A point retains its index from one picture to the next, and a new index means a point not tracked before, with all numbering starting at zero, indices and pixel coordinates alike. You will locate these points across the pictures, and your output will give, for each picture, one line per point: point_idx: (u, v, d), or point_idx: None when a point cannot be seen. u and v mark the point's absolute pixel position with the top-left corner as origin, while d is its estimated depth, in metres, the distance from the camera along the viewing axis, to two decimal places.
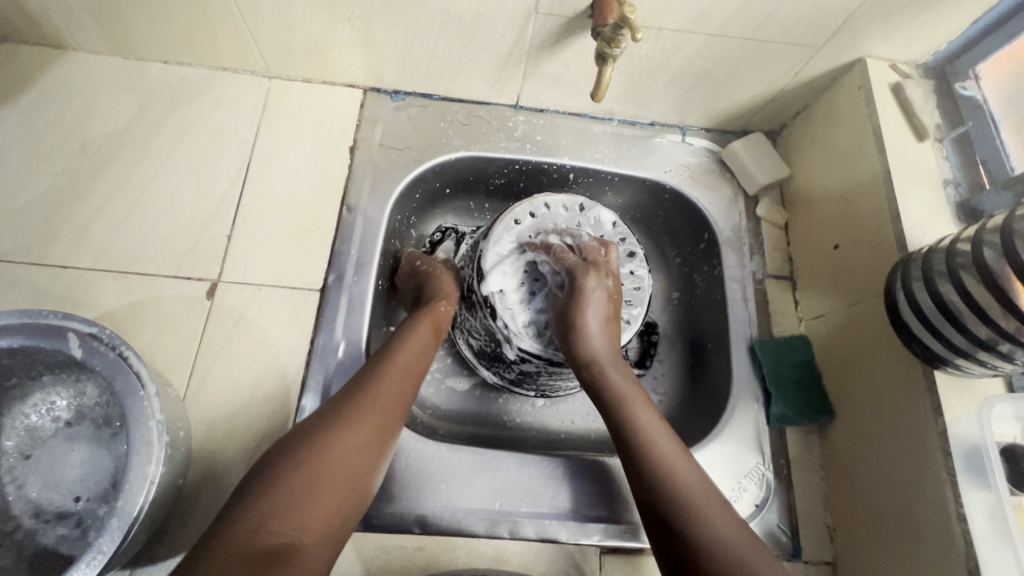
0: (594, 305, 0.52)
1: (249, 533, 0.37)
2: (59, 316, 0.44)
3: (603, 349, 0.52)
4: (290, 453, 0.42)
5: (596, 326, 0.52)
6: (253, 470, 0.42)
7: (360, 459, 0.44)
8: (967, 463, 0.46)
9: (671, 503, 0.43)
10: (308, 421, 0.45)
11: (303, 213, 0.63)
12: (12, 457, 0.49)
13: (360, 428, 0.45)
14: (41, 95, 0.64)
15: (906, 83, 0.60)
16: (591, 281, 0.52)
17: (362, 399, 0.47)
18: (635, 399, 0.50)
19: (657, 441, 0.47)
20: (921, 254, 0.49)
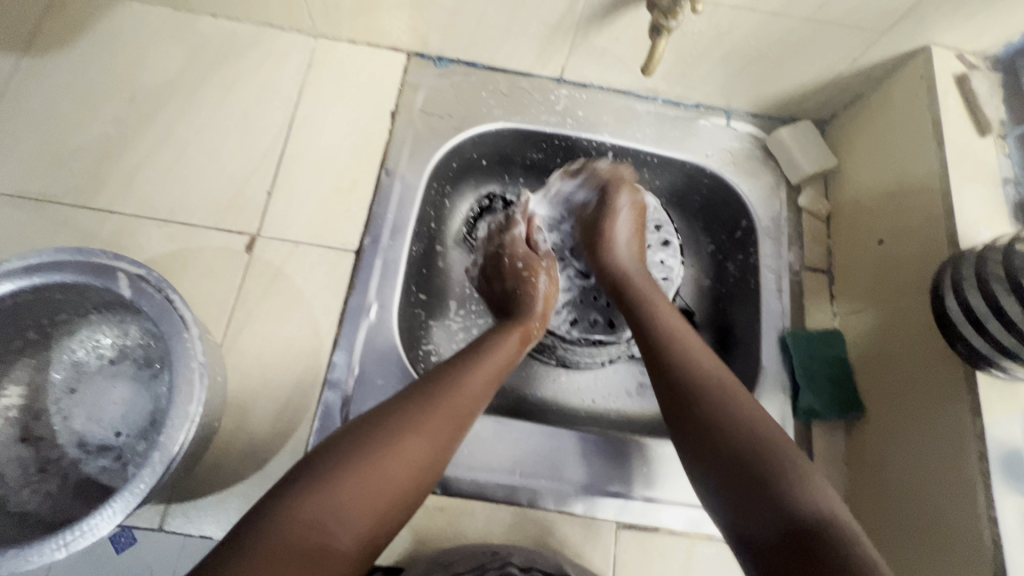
0: (624, 216, 0.63)
1: (304, 529, 0.38)
2: (109, 256, 0.45)
3: (626, 260, 0.60)
4: (358, 448, 0.42)
5: (624, 237, 0.62)
6: (312, 458, 0.42)
7: (423, 472, 0.44)
8: (1005, 467, 0.45)
9: (696, 394, 0.46)
10: (381, 421, 0.45)
11: (342, 174, 0.64)
12: (59, 389, 0.51)
13: (435, 438, 0.45)
14: (93, 42, 0.65)
15: (973, 75, 0.57)
16: (623, 197, 0.63)
17: (427, 406, 0.46)
18: (658, 299, 0.56)
19: (685, 347, 0.50)
20: (974, 252, 0.48)
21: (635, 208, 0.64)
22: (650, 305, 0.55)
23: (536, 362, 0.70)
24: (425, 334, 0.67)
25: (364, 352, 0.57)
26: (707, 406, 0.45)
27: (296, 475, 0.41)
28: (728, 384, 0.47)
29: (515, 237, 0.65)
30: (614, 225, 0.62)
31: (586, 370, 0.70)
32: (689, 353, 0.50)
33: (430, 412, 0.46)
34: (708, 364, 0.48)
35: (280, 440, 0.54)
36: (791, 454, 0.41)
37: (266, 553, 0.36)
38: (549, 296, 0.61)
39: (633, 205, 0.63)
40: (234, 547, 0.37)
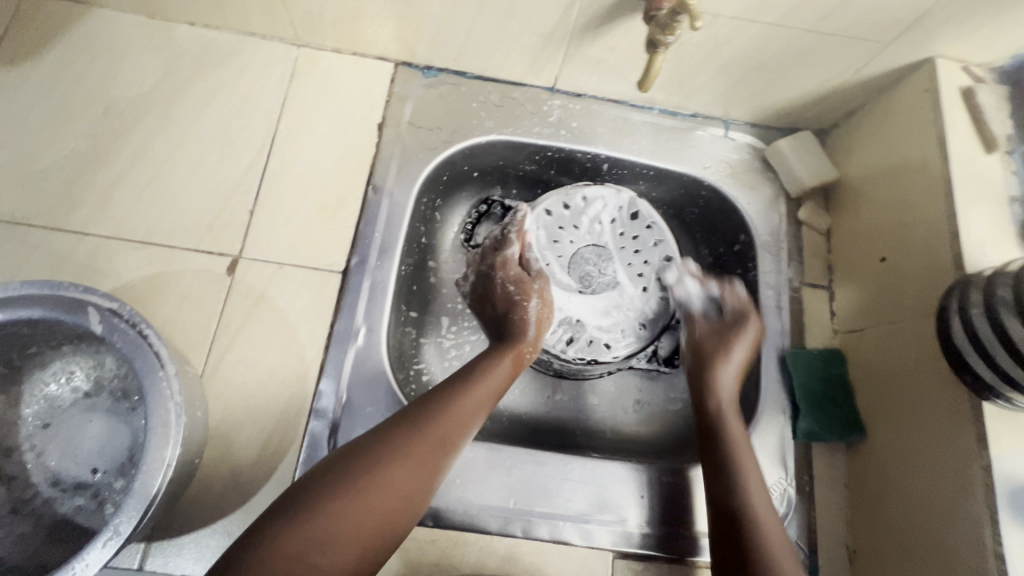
0: (734, 364, 0.58)
1: (289, 562, 0.37)
2: (79, 289, 0.43)
3: (727, 401, 0.56)
4: (343, 478, 0.41)
5: (728, 381, 0.57)
6: (296, 487, 0.41)
7: (410, 501, 0.43)
8: (1012, 500, 0.43)
9: (759, 568, 0.44)
10: (369, 449, 0.43)
11: (327, 191, 0.61)
12: (32, 425, 0.49)
13: (423, 466, 0.44)
14: (65, 53, 0.62)
15: (979, 88, 0.55)
16: (728, 355, 0.58)
17: (416, 432, 0.45)
18: (732, 418, 0.55)
19: (758, 506, 0.48)
20: (984, 276, 0.46)
21: (746, 354, 0.59)
22: (732, 439, 0.53)
23: (529, 381, 0.68)
24: (416, 354, 0.65)
25: (352, 378, 0.55)
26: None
27: (281, 504, 0.40)
28: (757, 475, 0.50)
29: (507, 258, 0.61)
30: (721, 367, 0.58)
31: (581, 388, 0.68)
32: (760, 524, 0.47)
33: (419, 438, 0.45)
34: (780, 559, 0.44)
35: (265, 472, 0.52)
36: (790, 570, 0.43)
37: None
38: (543, 319, 0.59)
39: (744, 356, 0.59)
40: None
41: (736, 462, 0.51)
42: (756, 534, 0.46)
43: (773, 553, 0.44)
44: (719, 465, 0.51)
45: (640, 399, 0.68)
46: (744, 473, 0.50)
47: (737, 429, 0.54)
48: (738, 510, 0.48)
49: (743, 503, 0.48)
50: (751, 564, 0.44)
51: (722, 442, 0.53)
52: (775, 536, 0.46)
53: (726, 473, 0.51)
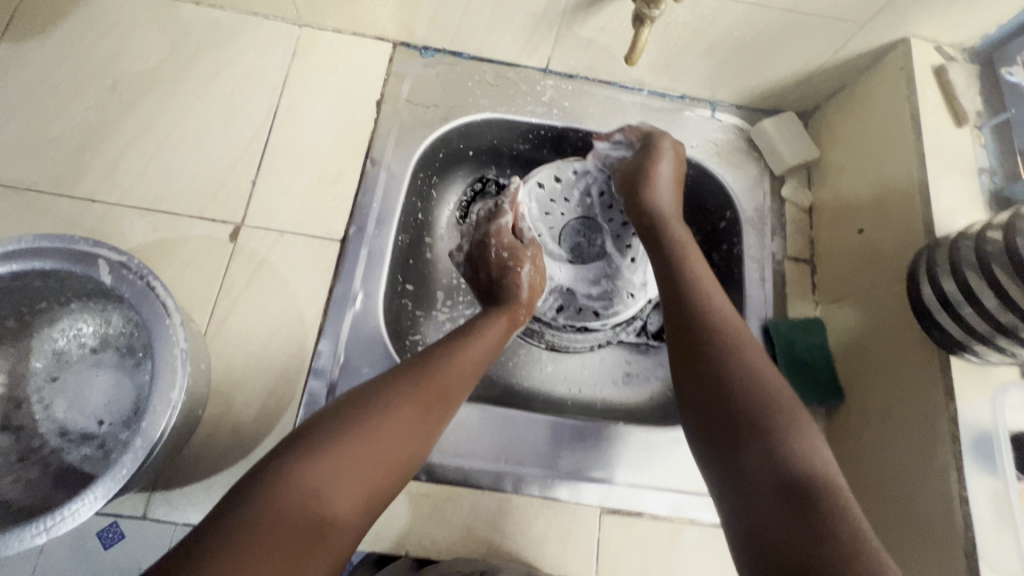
0: (667, 161, 0.62)
1: (302, 502, 0.38)
2: (89, 242, 0.45)
3: (666, 205, 0.60)
4: (350, 423, 0.42)
5: (665, 177, 0.61)
6: (301, 433, 0.42)
7: (413, 447, 0.44)
8: (977, 448, 0.46)
9: (760, 432, 0.40)
10: (372, 397, 0.45)
11: (327, 163, 0.63)
12: (40, 378, 0.51)
13: (426, 413, 0.46)
14: (74, 29, 0.64)
15: (950, 66, 0.58)
16: (662, 162, 0.62)
17: (417, 382, 0.47)
18: (694, 263, 0.54)
19: (724, 325, 0.48)
20: (949, 240, 0.49)
21: (675, 168, 0.63)
22: (696, 280, 0.52)
23: (521, 352, 0.70)
24: (412, 325, 0.67)
25: (350, 341, 0.57)
26: (756, 428, 0.41)
27: (288, 447, 0.41)
28: (731, 316, 0.49)
29: (501, 227, 0.64)
30: (658, 165, 0.62)
31: (572, 359, 0.70)
32: (735, 352, 0.46)
33: (421, 387, 0.47)
34: (770, 385, 0.43)
35: (265, 427, 0.54)
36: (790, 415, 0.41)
37: (263, 523, 0.36)
38: (534, 285, 0.61)
39: (676, 156, 0.63)
40: (221, 521, 0.36)
41: (702, 302, 0.50)
42: (728, 360, 0.45)
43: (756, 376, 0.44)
44: (686, 307, 0.50)
45: (630, 370, 0.70)
46: (707, 306, 0.50)
47: (699, 268, 0.54)
48: (708, 339, 0.47)
49: (711, 331, 0.47)
50: (728, 400, 0.43)
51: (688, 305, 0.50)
52: (756, 364, 0.45)
53: (690, 312, 0.50)
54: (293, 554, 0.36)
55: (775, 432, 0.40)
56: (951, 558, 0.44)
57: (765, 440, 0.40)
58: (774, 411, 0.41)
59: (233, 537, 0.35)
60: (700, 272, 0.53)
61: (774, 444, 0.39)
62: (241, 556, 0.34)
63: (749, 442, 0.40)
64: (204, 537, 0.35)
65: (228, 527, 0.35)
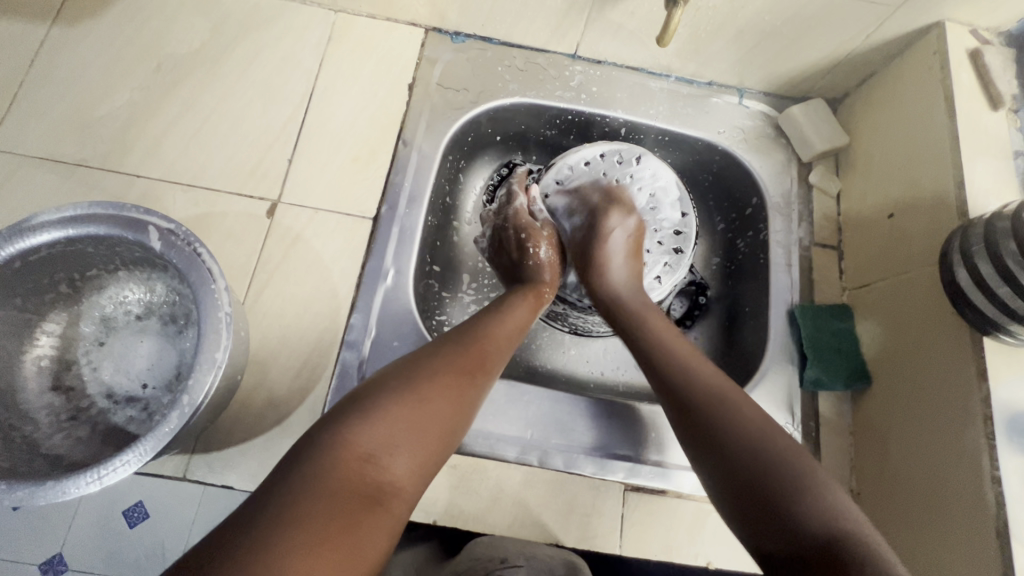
0: (615, 247, 0.60)
1: (360, 466, 0.39)
2: (140, 210, 0.46)
3: (621, 286, 0.58)
4: (397, 391, 0.43)
5: (616, 262, 0.60)
6: (349, 398, 0.43)
7: (460, 412, 0.45)
8: (1008, 427, 0.45)
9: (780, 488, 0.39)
10: (412, 369, 0.45)
11: (360, 143, 0.65)
12: (89, 342, 0.53)
13: (468, 380, 0.47)
14: (120, 13, 0.67)
15: (986, 50, 0.57)
16: (613, 218, 0.62)
17: (458, 349, 0.48)
18: (650, 315, 0.55)
19: (719, 386, 0.47)
20: (983, 218, 0.48)
21: (631, 227, 0.62)
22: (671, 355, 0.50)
23: (545, 335, 0.71)
24: (439, 305, 0.69)
25: (381, 316, 0.59)
26: (778, 482, 0.40)
27: (335, 416, 0.41)
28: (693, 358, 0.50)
29: (517, 209, 0.65)
30: (607, 253, 0.60)
31: (595, 343, 0.71)
32: (731, 411, 0.44)
33: (460, 357, 0.47)
34: (779, 439, 0.42)
35: (300, 396, 0.55)
36: (799, 463, 0.41)
37: (328, 487, 0.37)
38: (553, 264, 0.63)
39: (626, 227, 0.62)
40: (280, 483, 0.37)
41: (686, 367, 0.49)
42: (735, 424, 0.44)
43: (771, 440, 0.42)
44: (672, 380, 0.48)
45: None
46: (685, 363, 0.49)
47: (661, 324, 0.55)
48: (707, 407, 0.45)
49: (714, 395, 0.46)
50: (741, 451, 0.42)
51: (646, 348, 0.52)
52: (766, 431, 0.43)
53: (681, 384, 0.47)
54: (358, 518, 0.37)
55: (803, 483, 0.39)
56: (981, 537, 0.44)
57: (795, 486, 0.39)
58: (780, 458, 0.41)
59: (295, 499, 0.35)
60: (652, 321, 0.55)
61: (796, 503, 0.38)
62: (308, 518, 0.35)
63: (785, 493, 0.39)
64: (269, 497, 0.36)
65: (292, 488, 0.36)
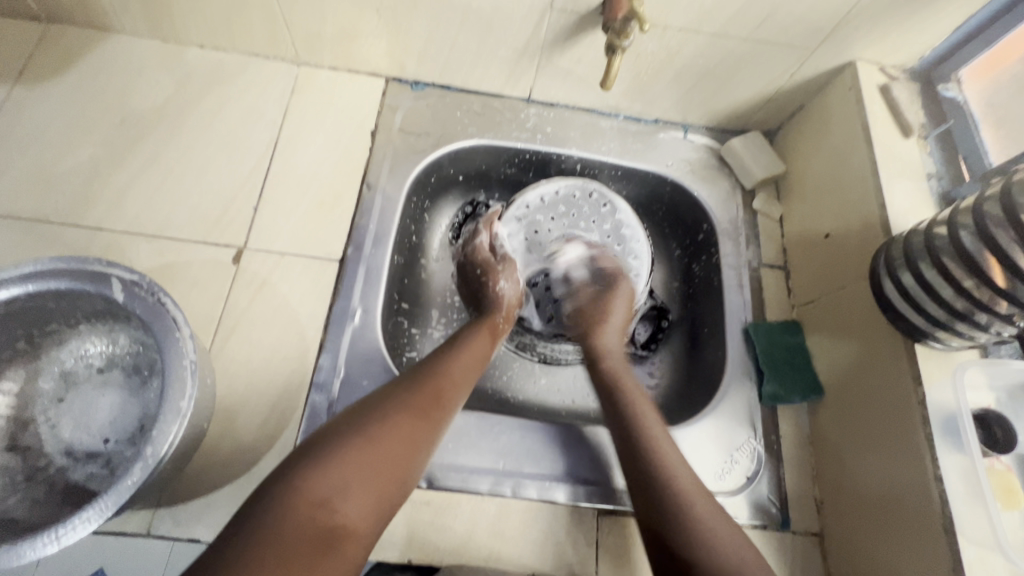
0: (622, 302, 0.65)
1: (314, 511, 0.39)
2: (103, 262, 0.47)
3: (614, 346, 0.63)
4: (352, 433, 0.44)
5: (616, 322, 0.64)
6: (306, 443, 0.43)
7: (415, 450, 0.46)
8: (943, 427, 0.49)
9: None
10: (366, 414, 0.46)
11: (326, 188, 0.67)
12: (47, 399, 0.52)
13: (424, 418, 0.48)
14: (84, 72, 0.68)
15: (894, 85, 0.64)
16: (624, 288, 0.66)
17: (413, 388, 0.49)
18: (648, 411, 0.55)
19: (713, 519, 0.46)
20: (903, 236, 0.53)
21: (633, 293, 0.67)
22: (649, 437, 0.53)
23: (516, 365, 0.72)
24: (409, 341, 0.70)
25: (350, 356, 0.59)
26: None
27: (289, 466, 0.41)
28: (689, 488, 0.48)
29: (476, 246, 0.67)
30: (613, 309, 0.65)
31: (564, 370, 0.73)
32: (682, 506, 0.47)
33: (415, 396, 0.49)
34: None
35: (268, 441, 0.55)
36: None
37: (280, 535, 0.37)
38: (512, 298, 0.65)
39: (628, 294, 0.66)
40: (236, 533, 0.37)
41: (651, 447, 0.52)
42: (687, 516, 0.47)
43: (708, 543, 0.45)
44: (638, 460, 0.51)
45: None
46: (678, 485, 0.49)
47: (653, 422, 0.55)
48: (665, 506, 0.47)
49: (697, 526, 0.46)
50: None
51: (644, 450, 0.52)
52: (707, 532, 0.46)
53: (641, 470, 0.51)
54: (313, 562, 0.37)
55: None
56: (932, 535, 0.47)
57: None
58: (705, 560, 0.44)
59: (246, 548, 0.36)
60: (609, 339, 0.62)
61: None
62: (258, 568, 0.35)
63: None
64: (223, 549, 0.36)
65: (245, 537, 0.36)
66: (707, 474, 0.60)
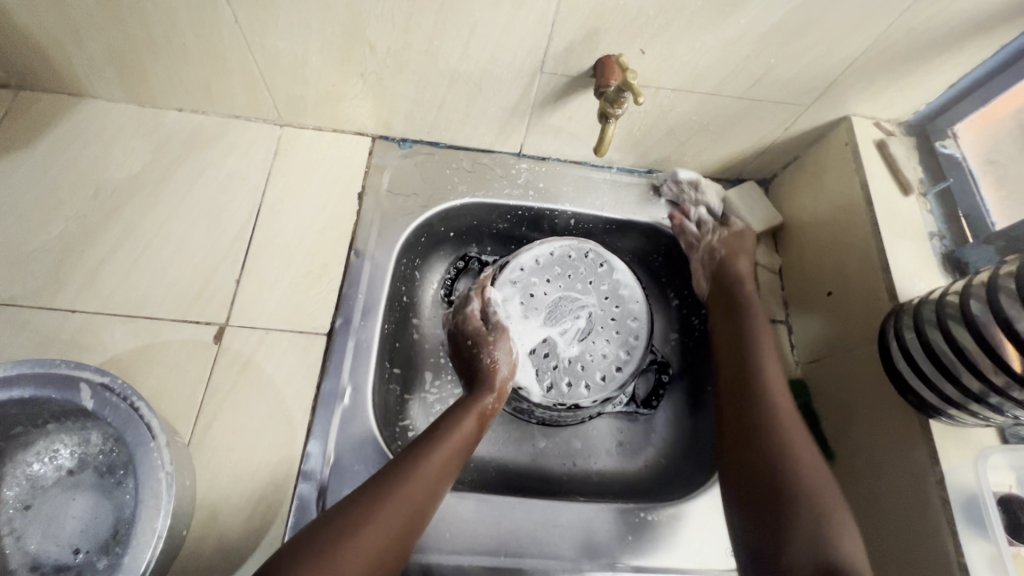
0: (744, 259, 0.70)
1: None
2: (71, 365, 0.44)
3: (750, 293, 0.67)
4: (318, 556, 0.43)
5: (745, 271, 0.69)
6: (273, 561, 0.43)
7: (381, 568, 0.45)
8: (966, 511, 0.47)
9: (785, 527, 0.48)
10: (340, 521, 0.45)
11: (311, 257, 0.64)
12: (13, 507, 0.48)
13: (394, 532, 0.47)
14: (57, 141, 0.65)
15: (890, 141, 0.63)
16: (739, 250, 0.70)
17: (386, 497, 0.48)
18: (761, 326, 0.63)
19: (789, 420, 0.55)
20: (913, 304, 0.51)
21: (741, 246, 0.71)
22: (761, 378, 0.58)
23: (514, 430, 0.69)
24: (402, 410, 0.67)
25: (341, 439, 0.57)
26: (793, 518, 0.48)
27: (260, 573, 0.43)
28: (777, 389, 0.57)
29: (469, 314, 0.64)
30: (739, 266, 0.69)
31: (564, 433, 0.70)
32: (788, 447, 0.52)
33: (387, 506, 0.47)
34: (810, 470, 0.51)
35: (254, 540, 0.52)
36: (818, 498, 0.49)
37: None
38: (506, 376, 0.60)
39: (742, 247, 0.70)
40: None
41: (764, 387, 0.58)
42: (785, 457, 0.52)
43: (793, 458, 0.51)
44: (760, 404, 0.56)
45: (623, 441, 0.71)
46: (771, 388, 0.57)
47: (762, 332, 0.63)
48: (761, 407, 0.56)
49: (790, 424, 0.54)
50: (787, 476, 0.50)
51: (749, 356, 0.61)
52: (817, 479, 0.50)
53: (762, 415, 0.55)
54: None
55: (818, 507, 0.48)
56: None
57: (800, 518, 0.48)
58: (805, 493, 0.49)
59: None
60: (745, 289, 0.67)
61: (789, 535, 0.47)
62: None
63: (786, 512, 0.49)
64: None
65: None
66: (716, 551, 0.57)
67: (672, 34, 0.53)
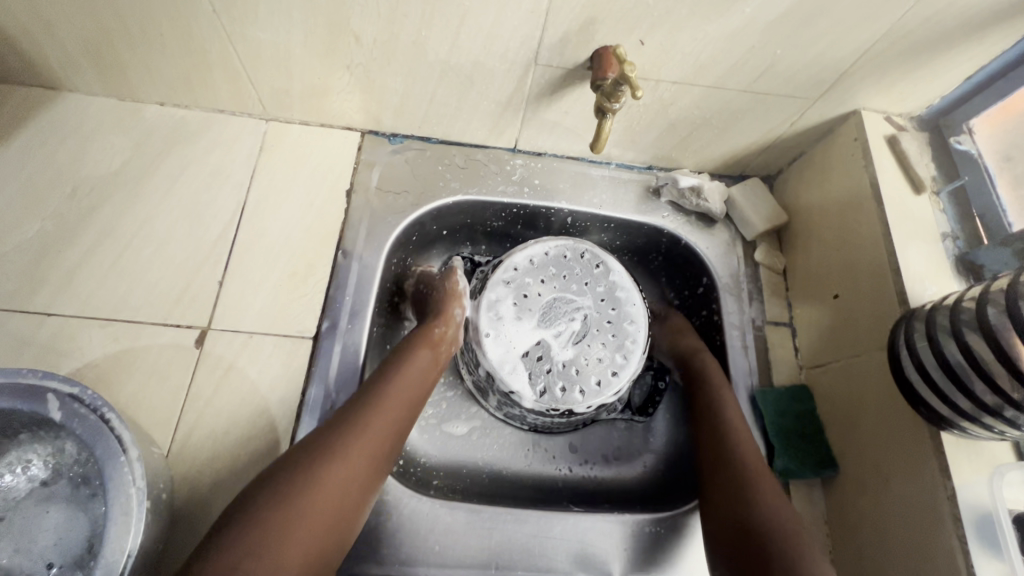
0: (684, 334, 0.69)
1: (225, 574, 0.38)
2: (38, 375, 0.42)
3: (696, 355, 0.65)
4: (282, 484, 0.43)
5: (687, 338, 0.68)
6: (240, 497, 0.43)
7: (349, 494, 0.45)
8: (979, 529, 0.45)
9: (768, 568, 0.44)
10: (304, 448, 0.46)
11: (297, 257, 0.62)
12: None
13: (357, 458, 0.47)
14: (33, 137, 0.63)
15: (902, 136, 0.60)
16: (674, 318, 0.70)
17: (348, 425, 0.48)
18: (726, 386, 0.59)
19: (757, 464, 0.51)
20: (926, 310, 0.49)
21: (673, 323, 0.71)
22: (727, 417, 0.56)
23: (508, 434, 0.67)
24: None
25: None
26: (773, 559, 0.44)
27: (220, 525, 0.41)
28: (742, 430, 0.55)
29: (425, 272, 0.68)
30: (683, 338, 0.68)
31: (558, 438, 0.68)
32: (759, 492, 0.49)
33: (350, 433, 0.47)
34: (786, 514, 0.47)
35: None
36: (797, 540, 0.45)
37: None
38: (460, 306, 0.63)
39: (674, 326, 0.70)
40: None
41: (728, 428, 0.55)
42: (755, 496, 0.48)
43: (771, 507, 0.47)
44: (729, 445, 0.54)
45: (620, 446, 0.68)
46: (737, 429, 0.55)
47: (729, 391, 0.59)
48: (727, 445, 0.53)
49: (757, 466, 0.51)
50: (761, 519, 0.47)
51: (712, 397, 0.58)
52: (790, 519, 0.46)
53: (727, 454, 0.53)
54: None
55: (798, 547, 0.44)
56: None
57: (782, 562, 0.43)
58: (789, 539, 0.45)
59: None
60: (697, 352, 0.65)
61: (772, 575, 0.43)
62: None
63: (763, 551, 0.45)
64: None
65: None
66: None
67: (672, 23, 0.50)
